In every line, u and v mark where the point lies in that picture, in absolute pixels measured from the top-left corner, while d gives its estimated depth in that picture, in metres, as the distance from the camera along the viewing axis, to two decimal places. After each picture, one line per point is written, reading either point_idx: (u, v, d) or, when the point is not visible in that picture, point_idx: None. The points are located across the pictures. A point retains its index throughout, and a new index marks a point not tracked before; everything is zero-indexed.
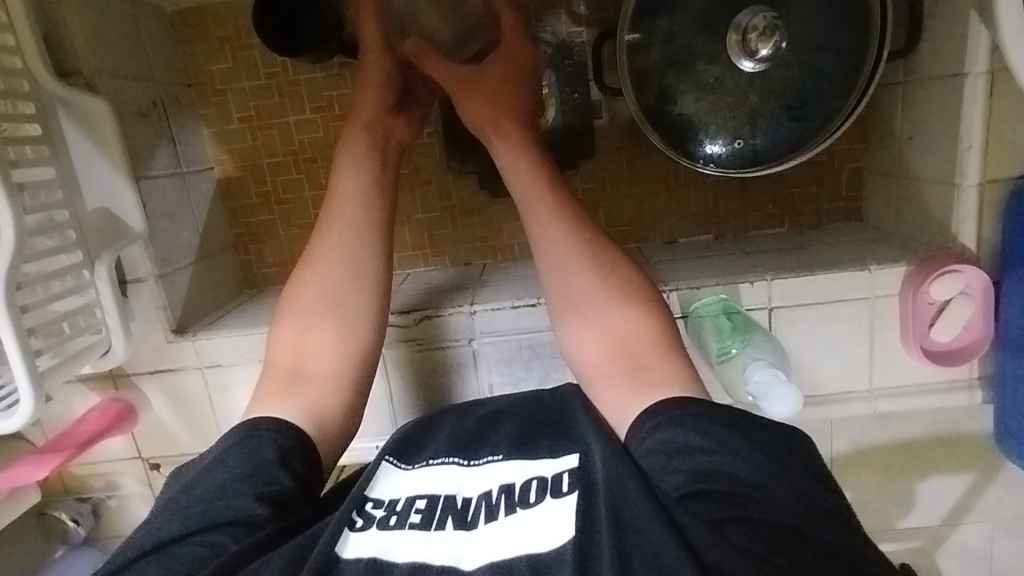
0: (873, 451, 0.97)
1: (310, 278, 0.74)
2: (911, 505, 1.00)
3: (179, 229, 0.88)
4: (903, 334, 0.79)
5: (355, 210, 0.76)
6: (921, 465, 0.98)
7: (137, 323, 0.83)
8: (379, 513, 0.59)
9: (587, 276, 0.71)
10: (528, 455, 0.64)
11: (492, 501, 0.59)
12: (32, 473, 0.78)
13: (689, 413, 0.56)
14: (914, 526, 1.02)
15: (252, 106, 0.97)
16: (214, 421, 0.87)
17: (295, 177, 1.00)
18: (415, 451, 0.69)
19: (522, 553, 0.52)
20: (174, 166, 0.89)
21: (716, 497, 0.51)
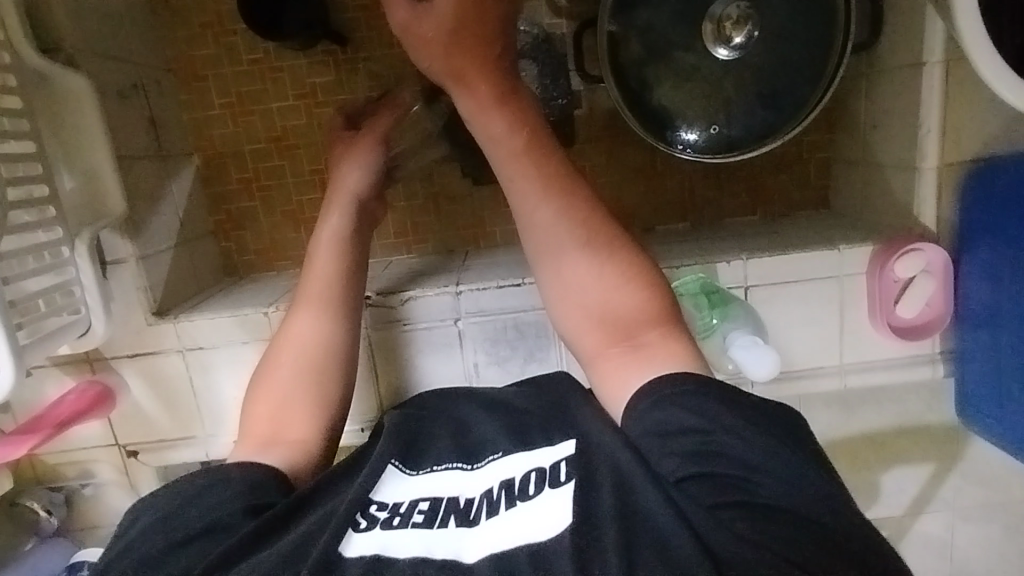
0: (841, 446, 1.01)
1: (282, 353, 0.74)
2: (876, 497, 1.04)
3: (159, 214, 0.87)
4: (871, 312, 0.83)
5: (328, 284, 0.77)
6: (888, 458, 1.02)
7: (115, 306, 0.81)
8: (382, 514, 0.59)
9: (581, 248, 0.68)
10: (526, 448, 0.66)
11: (493, 498, 0.60)
12: (8, 453, 0.76)
13: (690, 389, 0.57)
14: (878, 517, 1.05)
15: (233, 92, 0.97)
16: (194, 406, 0.85)
17: (277, 164, 1.00)
18: (419, 455, 0.69)
19: (522, 543, 0.52)
20: (155, 148, 0.88)
21: (716, 480, 0.52)
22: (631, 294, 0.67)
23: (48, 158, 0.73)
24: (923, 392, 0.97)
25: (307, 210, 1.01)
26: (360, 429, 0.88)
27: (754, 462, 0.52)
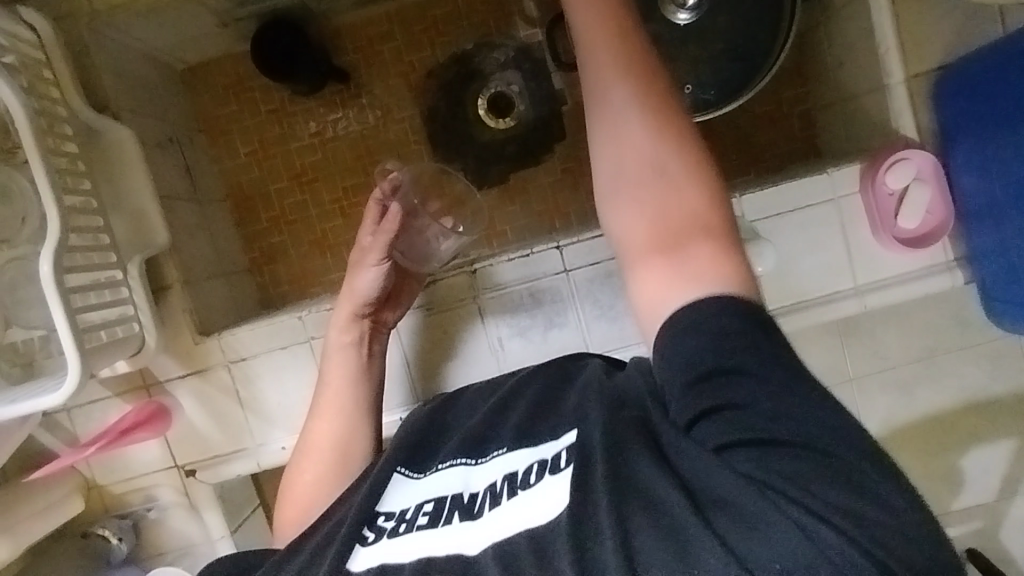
0: (904, 434, 1.09)
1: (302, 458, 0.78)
2: (963, 484, 1.10)
3: (199, 248, 0.97)
4: (874, 228, 0.85)
5: (342, 398, 0.79)
6: (961, 440, 1.08)
7: (164, 331, 0.88)
8: (389, 525, 0.63)
9: (626, 112, 0.51)
10: (535, 445, 0.62)
11: (497, 489, 0.60)
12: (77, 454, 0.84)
13: (716, 316, 0.46)
14: (968, 508, 1.11)
15: (256, 140, 1.09)
16: (243, 416, 0.90)
17: (300, 198, 1.10)
18: (424, 457, 0.71)
19: (521, 531, 0.54)
20: (190, 192, 0.99)
21: (727, 418, 0.45)
22: (682, 184, 0.50)
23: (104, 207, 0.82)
24: (979, 362, 1.04)
25: (331, 237, 1.11)
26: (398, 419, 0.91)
27: (781, 379, 0.44)
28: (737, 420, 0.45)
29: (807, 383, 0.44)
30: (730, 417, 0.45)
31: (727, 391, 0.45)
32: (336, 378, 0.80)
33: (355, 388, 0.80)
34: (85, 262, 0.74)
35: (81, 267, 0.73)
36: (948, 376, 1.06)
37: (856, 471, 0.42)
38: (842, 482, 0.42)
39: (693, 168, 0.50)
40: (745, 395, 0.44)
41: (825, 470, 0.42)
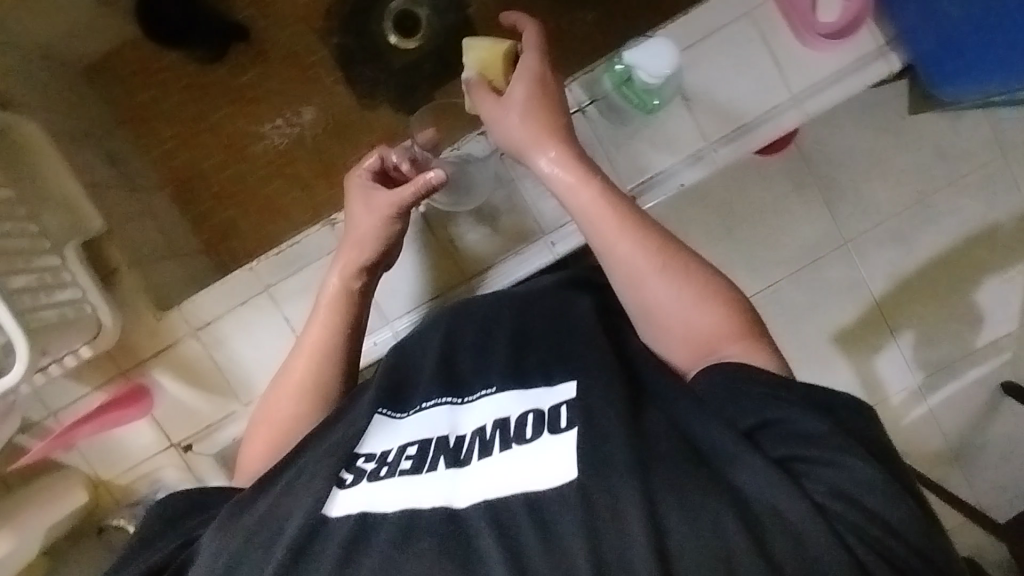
0: (914, 281, 1.15)
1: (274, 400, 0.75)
2: (983, 317, 1.16)
3: (142, 233, 0.96)
4: (795, 32, 0.82)
5: (332, 338, 0.76)
6: (972, 277, 1.15)
7: (124, 315, 0.87)
8: (370, 467, 0.59)
9: (631, 258, 0.64)
10: (524, 387, 0.63)
11: (486, 436, 0.59)
12: (82, 432, 0.87)
13: (730, 381, 0.55)
14: (993, 341, 1.17)
15: (177, 121, 1.08)
16: (223, 378, 0.88)
17: (234, 168, 1.08)
18: (406, 397, 0.69)
19: (517, 491, 0.51)
20: (119, 180, 0.98)
21: (783, 434, 0.50)
22: (697, 304, 0.62)
23: (28, 201, 0.81)
24: (974, 194, 1.13)
25: (276, 200, 1.08)
26: (373, 344, 0.88)
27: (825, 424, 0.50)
28: (796, 431, 0.50)
29: (857, 427, 0.51)
30: (786, 426, 0.51)
31: (789, 422, 0.51)
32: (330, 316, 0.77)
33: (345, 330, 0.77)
34: (25, 264, 0.74)
35: (11, 251, 0.73)
36: (945, 216, 1.13)
37: (864, 430, 0.51)
38: (858, 450, 0.48)
39: (703, 285, 0.62)
40: (799, 416, 0.50)
41: (844, 437, 0.49)
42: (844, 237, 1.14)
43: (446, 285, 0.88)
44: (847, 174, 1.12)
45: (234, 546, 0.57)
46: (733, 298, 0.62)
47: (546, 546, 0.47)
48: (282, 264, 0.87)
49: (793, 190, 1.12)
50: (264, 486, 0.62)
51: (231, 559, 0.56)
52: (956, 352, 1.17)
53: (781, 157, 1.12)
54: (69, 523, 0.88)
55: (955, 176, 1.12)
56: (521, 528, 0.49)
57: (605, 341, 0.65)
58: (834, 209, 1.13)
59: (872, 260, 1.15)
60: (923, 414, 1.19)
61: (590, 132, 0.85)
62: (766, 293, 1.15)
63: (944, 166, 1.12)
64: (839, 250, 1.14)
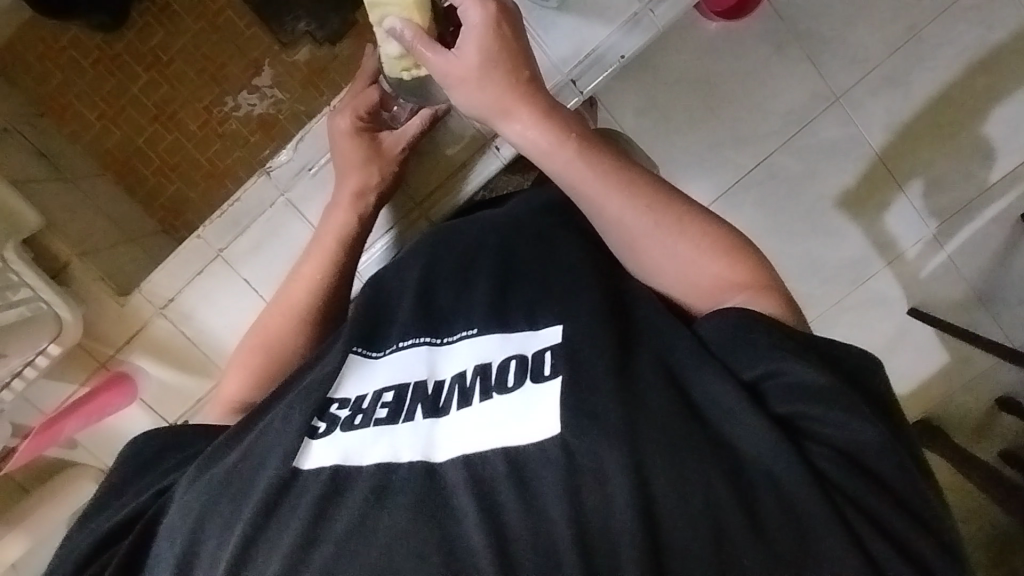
0: (916, 128, 1.01)
1: (266, 323, 0.74)
2: (992, 150, 1.02)
3: (88, 221, 0.93)
4: None
5: (329, 269, 0.74)
6: (979, 108, 1.00)
7: (85, 305, 0.85)
8: (344, 414, 0.52)
9: (626, 219, 0.57)
10: (504, 328, 0.56)
11: (465, 384, 0.52)
12: (70, 426, 0.86)
13: (738, 330, 0.48)
14: (1008, 174, 1.04)
15: (98, 100, 1.02)
16: (201, 351, 0.88)
17: (169, 138, 1.03)
18: (384, 334, 0.61)
19: (497, 446, 0.46)
20: (52, 172, 0.95)
21: (791, 390, 0.45)
22: (700, 255, 0.56)
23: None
24: (970, 17, 0.96)
25: (220, 161, 1.03)
26: None
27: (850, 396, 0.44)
28: (799, 384, 0.45)
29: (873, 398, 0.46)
30: (799, 380, 0.45)
31: (790, 373, 0.45)
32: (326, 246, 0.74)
33: (341, 264, 0.75)
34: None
35: None
36: (943, 46, 0.97)
37: (876, 391, 0.47)
38: (869, 417, 0.44)
39: (707, 236, 0.56)
40: (804, 370, 0.45)
41: (852, 399, 0.44)
42: (833, 94, 0.99)
43: (397, 217, 0.83)
44: (826, 22, 0.96)
45: (205, 495, 0.52)
46: (740, 247, 0.56)
47: (526, 505, 0.43)
48: (227, 225, 0.83)
49: (770, 50, 0.96)
50: (251, 422, 0.57)
51: (199, 512, 0.51)
52: (969, 192, 1.05)
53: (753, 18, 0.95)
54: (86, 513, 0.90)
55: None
56: (501, 493, 0.44)
57: (593, 278, 0.58)
58: (820, 65, 0.98)
59: (868, 108, 1.00)
60: (941, 263, 1.09)
61: None
62: (760, 169, 1.02)
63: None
64: (830, 108, 1.00)
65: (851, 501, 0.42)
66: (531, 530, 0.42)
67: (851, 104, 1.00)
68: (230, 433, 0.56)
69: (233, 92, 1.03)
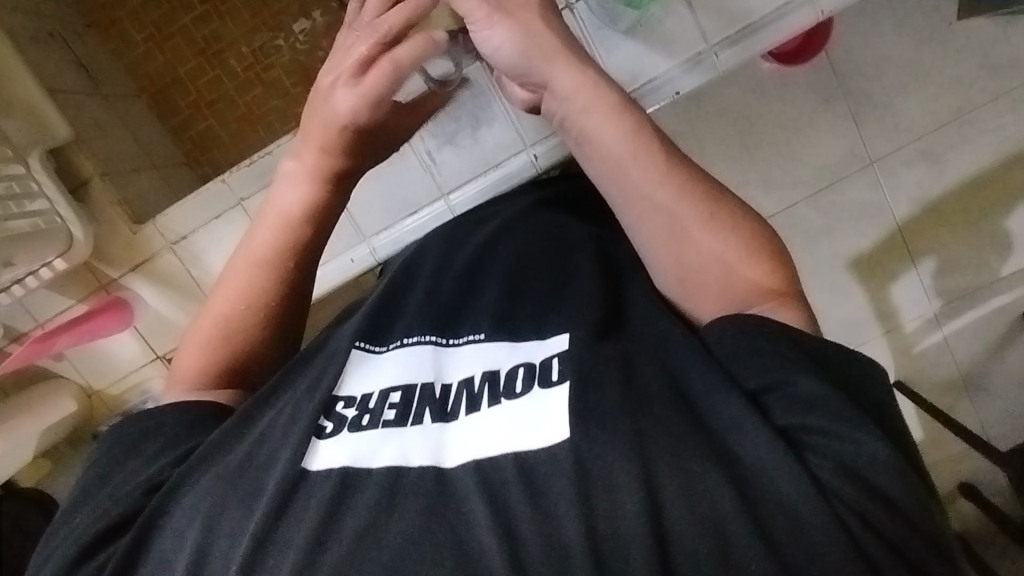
0: (940, 206, 1.01)
1: (221, 307, 0.64)
2: (1014, 245, 1.02)
3: (117, 144, 0.93)
4: None
5: (289, 255, 0.62)
6: (1005, 199, 1.00)
7: (98, 228, 0.86)
8: (350, 414, 0.52)
9: (680, 205, 0.51)
10: (513, 337, 0.55)
11: (474, 390, 0.51)
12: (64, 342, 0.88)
13: (742, 338, 0.47)
14: (1020, 271, 1.04)
15: (148, 23, 1.02)
16: (200, 294, 0.86)
17: (212, 74, 1.02)
18: (388, 328, 0.61)
19: (508, 451, 0.45)
20: (89, 86, 0.94)
21: (789, 396, 0.44)
22: (745, 253, 0.50)
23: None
24: (1017, 108, 0.96)
25: (255, 107, 1.02)
26: (349, 261, 0.85)
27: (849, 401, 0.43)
28: (803, 397, 0.43)
29: (869, 396, 0.45)
30: (802, 392, 0.43)
31: (795, 386, 0.43)
32: (283, 220, 0.62)
33: (300, 242, 0.62)
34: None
35: None
36: (982, 135, 0.97)
37: (876, 402, 0.45)
38: (872, 426, 0.42)
39: (749, 232, 0.51)
40: (805, 381, 0.43)
41: (853, 408, 0.42)
42: (868, 157, 0.99)
43: (424, 199, 0.83)
44: (880, 84, 0.95)
45: (213, 490, 0.51)
46: (782, 252, 0.52)
47: (537, 513, 0.42)
48: (253, 175, 0.83)
49: (817, 103, 0.96)
50: (261, 407, 0.57)
51: (211, 505, 0.50)
52: (979, 279, 1.04)
53: (806, 69, 0.95)
54: (62, 431, 0.91)
55: (1004, 88, 0.95)
56: (511, 496, 0.43)
57: (596, 285, 0.59)
58: (863, 124, 0.97)
59: (900, 181, 1.00)
60: (935, 343, 1.08)
61: (578, 31, 0.77)
62: (782, 216, 1.02)
63: (989, 78, 0.95)
64: (862, 171, 0.99)
65: (868, 527, 0.40)
66: (542, 536, 0.41)
67: (882, 173, 0.99)
68: (241, 417, 0.56)
69: (281, 38, 1.01)
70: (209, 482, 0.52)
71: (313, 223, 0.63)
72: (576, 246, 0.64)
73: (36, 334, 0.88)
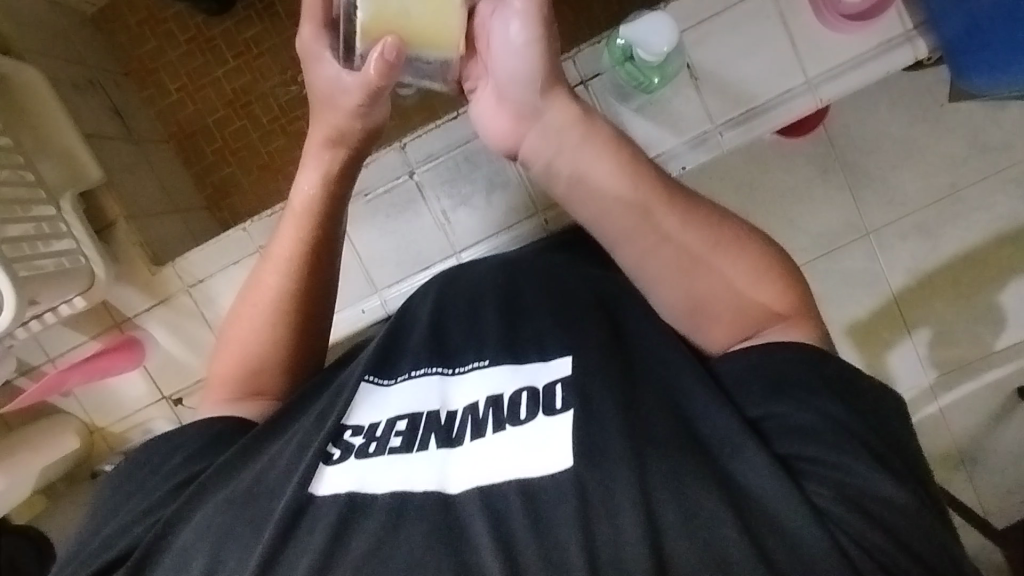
0: (935, 278, 1.04)
1: (253, 309, 0.63)
2: (1006, 319, 1.05)
3: (141, 186, 0.96)
4: (817, 12, 0.78)
5: (305, 245, 0.63)
6: (999, 274, 1.03)
7: (119, 267, 0.88)
8: (358, 441, 0.47)
9: (677, 237, 0.52)
10: (516, 361, 0.52)
11: (479, 415, 0.47)
12: (77, 377, 0.89)
13: (752, 367, 0.45)
14: (1014, 345, 1.06)
15: (182, 74, 1.07)
16: (212, 337, 0.88)
17: (238, 124, 1.07)
18: (395, 359, 0.56)
19: (511, 478, 0.42)
20: (122, 132, 0.98)
21: (792, 425, 0.42)
22: (751, 277, 0.51)
23: (25, 150, 0.82)
24: (1007, 189, 1.01)
25: (278, 158, 1.07)
26: (360, 311, 0.87)
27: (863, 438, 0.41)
28: (802, 427, 0.42)
29: (886, 421, 0.43)
30: (802, 422, 0.42)
31: (793, 417, 0.42)
32: (300, 212, 0.63)
33: (320, 233, 0.63)
34: (21, 215, 0.76)
35: (8, 200, 0.74)
36: (974, 212, 1.02)
37: (892, 436, 0.43)
38: (869, 457, 0.40)
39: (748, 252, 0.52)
40: (804, 412, 0.42)
41: (854, 442, 0.41)
42: (866, 228, 1.03)
43: (436, 254, 0.86)
44: (875, 160, 1.01)
45: (216, 527, 0.46)
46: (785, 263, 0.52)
47: (539, 538, 0.39)
48: (272, 225, 0.85)
49: (816, 174, 1.01)
50: (281, 423, 0.54)
51: (219, 533, 0.46)
52: (973, 352, 1.07)
53: (810, 139, 1.00)
54: (63, 467, 0.92)
55: (993, 170, 1.00)
56: (514, 522, 0.40)
57: (596, 314, 0.56)
58: (859, 198, 1.02)
59: (894, 252, 1.04)
60: (932, 414, 1.09)
61: (592, 107, 0.81)
62: None
63: (980, 159, 1.00)
64: (859, 241, 1.03)
65: (868, 556, 0.38)
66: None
67: (878, 244, 1.03)
68: (251, 440, 0.52)
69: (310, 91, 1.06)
70: (209, 514, 0.48)
71: (329, 214, 0.63)
72: (579, 275, 0.62)
73: (49, 373, 0.90)
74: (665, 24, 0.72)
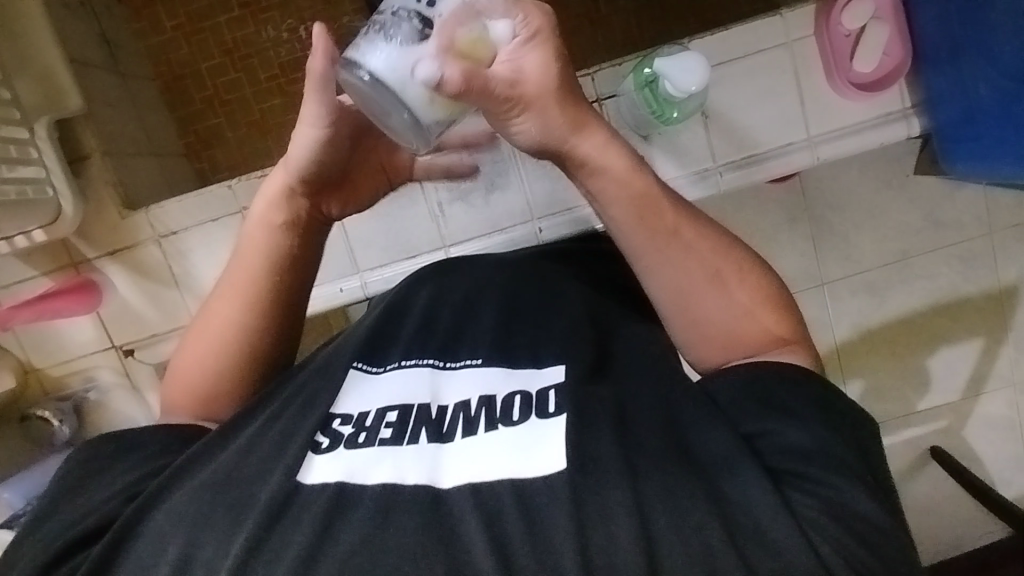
0: (876, 335, 1.10)
1: (212, 324, 0.60)
2: (928, 382, 1.12)
3: (122, 122, 0.91)
4: (828, 74, 0.81)
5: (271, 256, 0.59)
6: (932, 341, 1.10)
7: (88, 205, 0.83)
8: (347, 430, 0.47)
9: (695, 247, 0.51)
10: (509, 365, 0.52)
11: (471, 412, 0.47)
12: (20, 316, 0.84)
13: (756, 381, 0.47)
14: (935, 407, 1.13)
15: (181, 13, 1.02)
16: (178, 292, 0.84)
17: (233, 75, 1.03)
18: (386, 351, 0.56)
19: (505, 476, 0.42)
20: (108, 62, 0.93)
21: (784, 445, 0.43)
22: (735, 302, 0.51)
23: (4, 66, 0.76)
24: (952, 263, 1.07)
25: (269, 118, 1.03)
26: (338, 290, 0.85)
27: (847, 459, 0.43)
28: (794, 446, 0.43)
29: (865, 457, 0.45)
30: (795, 441, 0.43)
31: (783, 436, 0.44)
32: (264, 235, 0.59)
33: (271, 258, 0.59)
34: None
35: None
36: (924, 278, 1.08)
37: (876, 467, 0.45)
38: (855, 476, 0.42)
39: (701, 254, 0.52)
40: (793, 430, 0.44)
41: (842, 463, 0.42)
42: (822, 278, 1.07)
43: (425, 244, 0.85)
44: (840, 216, 1.05)
45: (191, 508, 0.45)
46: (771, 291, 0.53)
47: (532, 546, 0.39)
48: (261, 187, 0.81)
49: (784, 221, 1.05)
50: (258, 409, 0.53)
51: (194, 509, 0.44)
52: (899, 408, 1.13)
53: (786, 187, 1.03)
54: None
55: (947, 245, 1.07)
56: (508, 526, 0.40)
57: (588, 329, 0.56)
58: (820, 250, 1.06)
59: (845, 305, 1.09)
60: None
61: None
62: None
63: (935, 233, 1.06)
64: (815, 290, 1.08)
65: None
66: None
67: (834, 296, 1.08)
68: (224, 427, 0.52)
69: None
70: (193, 489, 0.46)
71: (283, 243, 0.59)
72: (572, 286, 0.62)
73: None
74: (695, 57, 0.73)
